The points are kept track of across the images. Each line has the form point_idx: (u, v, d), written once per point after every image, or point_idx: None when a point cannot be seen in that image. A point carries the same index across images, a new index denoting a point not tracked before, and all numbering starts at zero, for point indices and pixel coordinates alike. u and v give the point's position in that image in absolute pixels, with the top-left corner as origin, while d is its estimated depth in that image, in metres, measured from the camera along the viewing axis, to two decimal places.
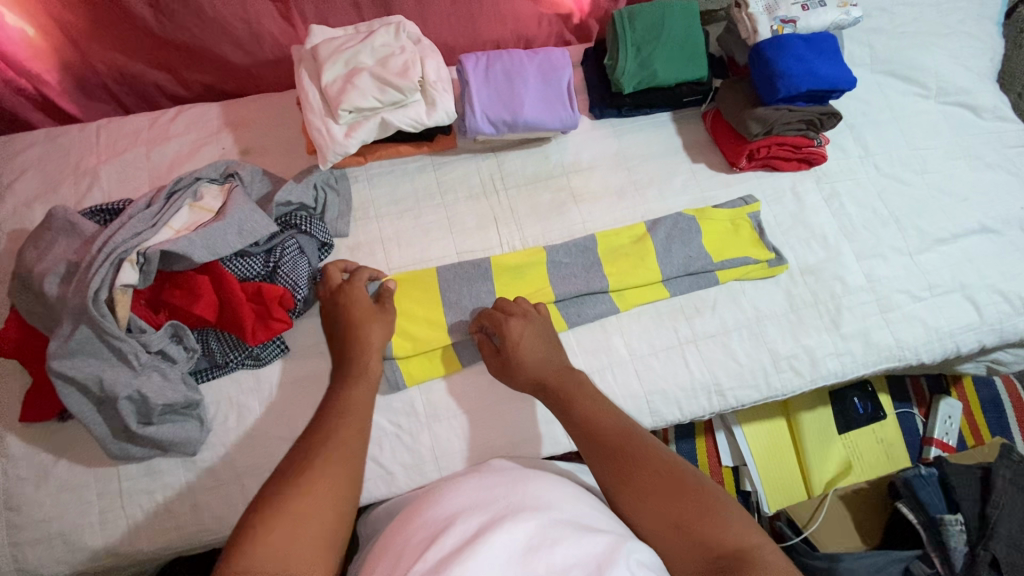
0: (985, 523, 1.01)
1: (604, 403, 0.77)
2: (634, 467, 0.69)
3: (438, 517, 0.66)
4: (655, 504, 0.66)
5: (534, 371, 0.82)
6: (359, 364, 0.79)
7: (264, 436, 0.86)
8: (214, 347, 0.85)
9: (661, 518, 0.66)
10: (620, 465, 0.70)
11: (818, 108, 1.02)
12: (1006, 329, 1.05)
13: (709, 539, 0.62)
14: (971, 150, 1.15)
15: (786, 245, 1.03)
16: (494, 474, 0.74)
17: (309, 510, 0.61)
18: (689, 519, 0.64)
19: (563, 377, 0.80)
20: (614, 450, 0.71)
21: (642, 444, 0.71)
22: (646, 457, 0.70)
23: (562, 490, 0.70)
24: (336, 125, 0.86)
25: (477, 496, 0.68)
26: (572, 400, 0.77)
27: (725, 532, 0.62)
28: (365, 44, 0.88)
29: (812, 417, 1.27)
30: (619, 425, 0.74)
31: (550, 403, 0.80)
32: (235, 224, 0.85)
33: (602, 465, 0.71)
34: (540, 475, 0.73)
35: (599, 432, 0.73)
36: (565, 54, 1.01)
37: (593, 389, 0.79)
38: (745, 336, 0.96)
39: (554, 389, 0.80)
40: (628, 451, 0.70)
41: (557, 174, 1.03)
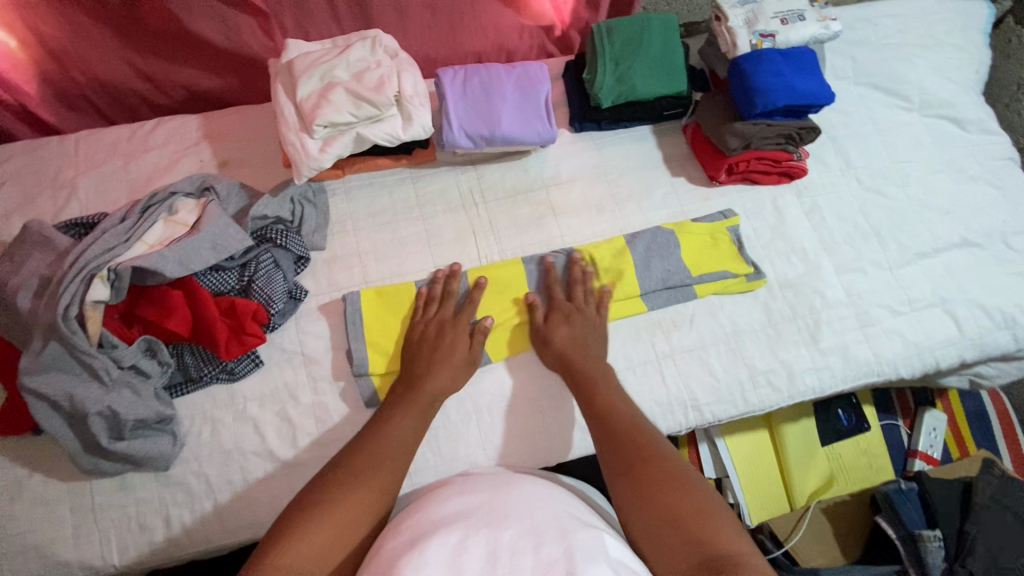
0: (964, 539, 1.01)
1: (625, 400, 0.83)
2: (644, 455, 0.73)
3: (416, 522, 0.65)
4: (655, 496, 0.69)
5: (567, 348, 0.88)
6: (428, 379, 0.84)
7: (237, 451, 0.85)
8: (189, 361, 0.86)
9: (655, 508, 0.68)
10: (630, 453, 0.74)
11: (797, 123, 1.01)
12: (986, 343, 1.04)
13: (699, 538, 0.64)
14: (954, 163, 1.15)
15: (766, 259, 1.03)
16: (484, 477, 0.74)
17: (337, 524, 0.66)
18: (685, 516, 0.66)
19: (595, 359, 0.87)
20: (628, 439, 0.76)
21: (653, 444, 0.75)
22: (655, 452, 0.74)
23: (547, 493, 0.69)
24: (311, 140, 0.86)
25: (463, 498, 0.68)
26: (597, 391, 0.83)
27: (717, 535, 0.64)
28: (341, 58, 0.88)
29: (796, 429, 1.26)
30: (633, 423, 0.78)
31: (575, 387, 0.85)
32: (209, 238, 0.84)
33: (614, 453, 0.75)
34: (525, 479, 0.73)
35: (616, 421, 0.79)
36: (543, 67, 1.01)
37: (618, 388, 0.84)
38: (722, 351, 0.96)
39: (587, 372, 0.85)
40: (640, 444, 0.75)
41: (536, 187, 1.03)
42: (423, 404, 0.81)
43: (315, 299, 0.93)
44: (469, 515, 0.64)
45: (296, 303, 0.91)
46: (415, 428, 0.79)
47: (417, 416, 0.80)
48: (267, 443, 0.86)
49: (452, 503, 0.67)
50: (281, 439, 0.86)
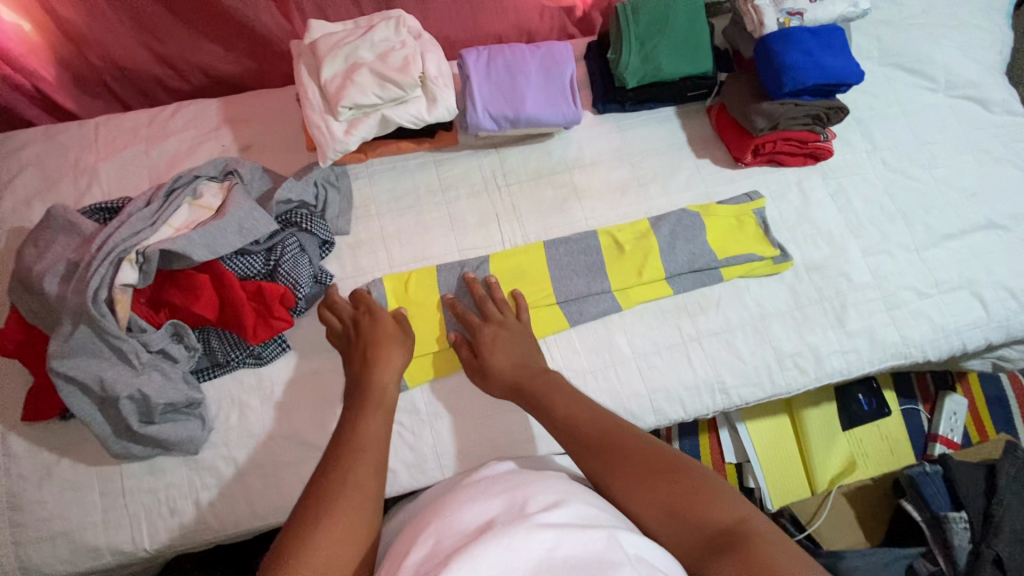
0: (989, 520, 1.00)
1: (579, 396, 0.75)
2: (620, 449, 0.67)
3: (436, 525, 0.61)
4: (646, 487, 0.64)
5: (505, 374, 0.82)
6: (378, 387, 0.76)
7: (266, 436, 0.85)
8: (215, 346, 0.85)
9: (651, 504, 0.63)
10: (599, 459, 0.67)
11: (825, 103, 1.00)
12: (1013, 325, 1.04)
13: (704, 519, 0.60)
14: (979, 145, 1.14)
15: (791, 242, 1.02)
16: (492, 480, 0.69)
17: (337, 541, 0.58)
18: (682, 500, 0.62)
19: (531, 378, 0.80)
20: (594, 442, 0.69)
21: (623, 433, 0.69)
22: (627, 445, 0.68)
23: (563, 487, 0.65)
24: (336, 121, 0.85)
25: (472, 505, 0.63)
26: (547, 397, 0.76)
27: (720, 511, 0.61)
28: (365, 39, 0.87)
29: (817, 414, 1.25)
30: (598, 418, 0.72)
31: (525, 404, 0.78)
32: (235, 221, 0.84)
33: (585, 458, 0.68)
34: (543, 479, 0.67)
35: (577, 425, 0.71)
36: (567, 48, 0.99)
37: (566, 384, 0.78)
38: (749, 334, 0.95)
39: (528, 386, 0.79)
40: (609, 442, 0.68)
41: (559, 171, 1.02)
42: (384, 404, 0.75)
43: (340, 283, 0.93)
44: (481, 526, 0.58)
45: (322, 288, 0.91)
46: (382, 426, 0.72)
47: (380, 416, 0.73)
48: (296, 427, 0.86)
49: (462, 510, 0.62)
50: (309, 423, 0.86)
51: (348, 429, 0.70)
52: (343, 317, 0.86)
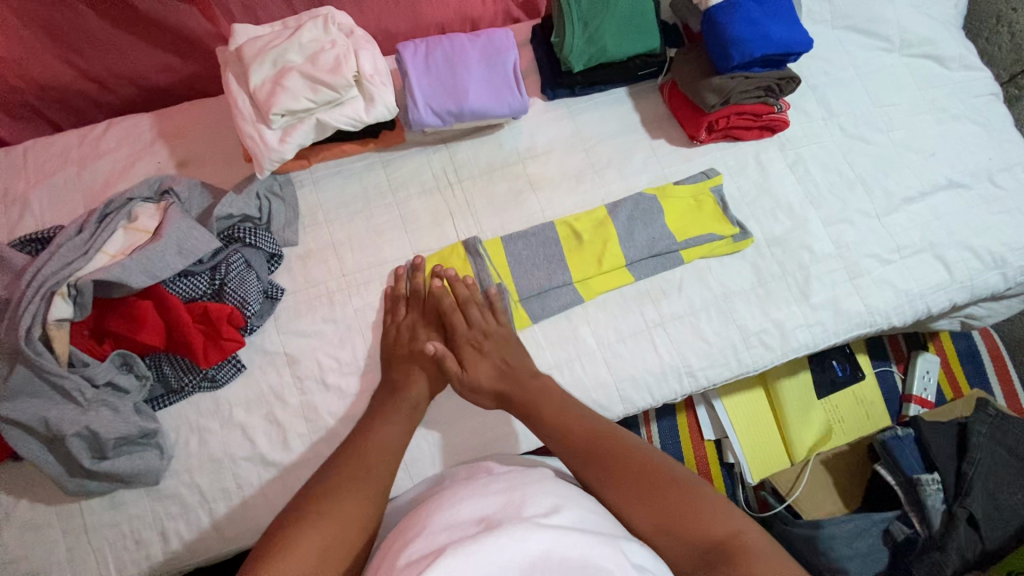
0: (962, 480, 1.02)
1: (571, 400, 0.81)
2: (615, 463, 0.72)
3: (425, 525, 0.61)
4: (638, 500, 0.69)
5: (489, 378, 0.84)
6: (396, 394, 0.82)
7: (227, 459, 0.83)
8: (168, 372, 0.83)
9: (636, 511, 0.68)
10: (592, 462, 0.73)
11: (776, 73, 0.98)
12: (976, 285, 1.04)
13: (685, 529, 0.65)
14: (937, 103, 1.12)
15: (751, 217, 1.00)
16: (489, 479, 0.70)
17: (338, 523, 0.66)
18: (672, 511, 0.67)
19: (524, 381, 0.83)
20: (593, 457, 0.73)
21: (618, 447, 0.74)
22: (621, 454, 0.73)
23: (562, 491, 0.66)
24: (269, 130, 0.82)
25: (459, 506, 0.63)
26: (543, 409, 0.79)
27: (708, 525, 0.65)
28: (293, 41, 0.83)
29: (791, 384, 1.26)
30: (594, 431, 0.76)
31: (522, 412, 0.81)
32: (174, 243, 0.81)
33: (584, 469, 0.73)
34: (540, 482, 0.68)
35: (572, 430, 0.77)
36: (508, 34, 0.96)
37: (561, 395, 0.81)
38: (713, 315, 0.95)
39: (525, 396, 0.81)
40: (605, 457, 0.73)
41: (512, 162, 1.00)
42: (410, 410, 0.82)
43: (293, 297, 0.90)
44: (479, 525, 0.59)
45: (273, 303, 0.88)
46: (405, 430, 0.80)
47: (408, 417, 0.81)
48: (257, 448, 0.84)
49: (453, 510, 0.62)
50: (272, 443, 0.84)
51: (367, 424, 0.79)
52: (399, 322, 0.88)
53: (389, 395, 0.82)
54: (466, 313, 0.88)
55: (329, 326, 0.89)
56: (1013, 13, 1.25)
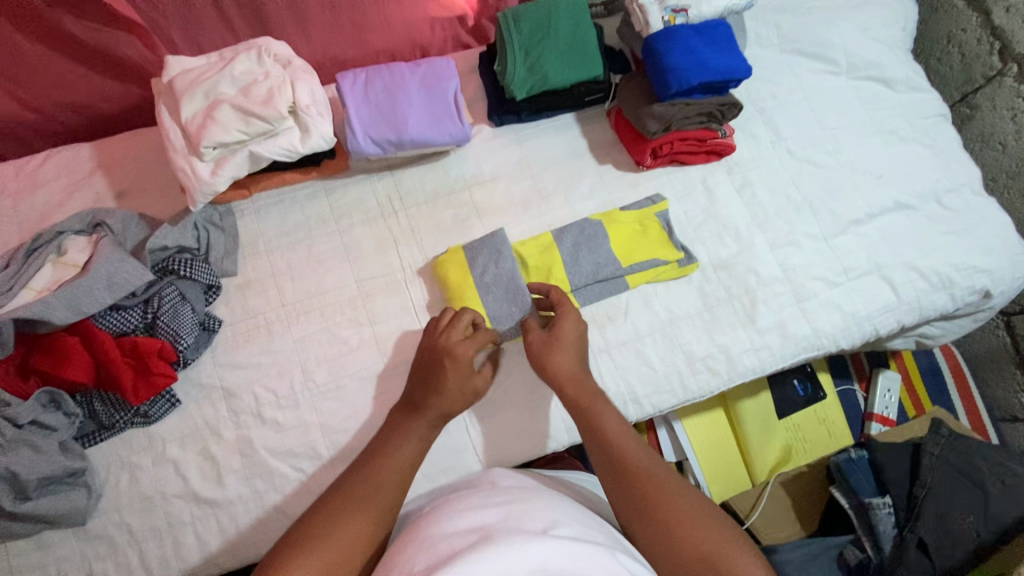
0: (912, 503, 1.02)
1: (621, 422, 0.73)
2: (658, 489, 0.65)
3: (430, 535, 0.59)
4: (678, 540, 0.60)
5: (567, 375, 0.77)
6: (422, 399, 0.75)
7: (159, 497, 0.82)
8: (98, 409, 0.81)
9: (678, 550, 0.59)
10: (634, 485, 0.65)
11: (717, 100, 0.98)
12: (924, 306, 1.04)
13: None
14: (884, 125, 1.13)
15: (698, 242, 1.00)
16: (493, 493, 0.69)
17: (340, 536, 0.61)
18: (712, 554, 0.58)
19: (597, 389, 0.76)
20: (638, 477, 0.66)
21: (664, 474, 0.67)
22: (667, 489, 0.65)
23: (563, 509, 0.65)
24: (201, 162, 0.81)
25: (452, 518, 0.61)
26: (598, 414, 0.73)
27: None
28: (224, 73, 0.82)
29: (753, 405, 1.24)
30: (642, 451, 0.69)
31: (577, 414, 0.75)
32: (103, 277, 0.79)
33: (623, 491, 0.66)
34: (539, 498, 0.66)
35: (621, 449, 0.69)
36: (450, 63, 0.96)
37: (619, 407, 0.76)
38: (659, 340, 0.94)
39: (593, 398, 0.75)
40: (648, 478, 0.66)
41: (458, 188, 0.99)
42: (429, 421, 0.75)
43: (230, 328, 0.89)
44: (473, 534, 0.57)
45: (210, 335, 0.87)
46: (421, 442, 0.73)
47: (427, 429, 0.74)
48: (190, 485, 0.82)
49: (452, 521, 0.60)
50: (206, 479, 0.83)
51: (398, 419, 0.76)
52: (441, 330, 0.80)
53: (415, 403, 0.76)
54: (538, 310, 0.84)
55: (266, 358, 0.88)
56: (962, 33, 1.27)
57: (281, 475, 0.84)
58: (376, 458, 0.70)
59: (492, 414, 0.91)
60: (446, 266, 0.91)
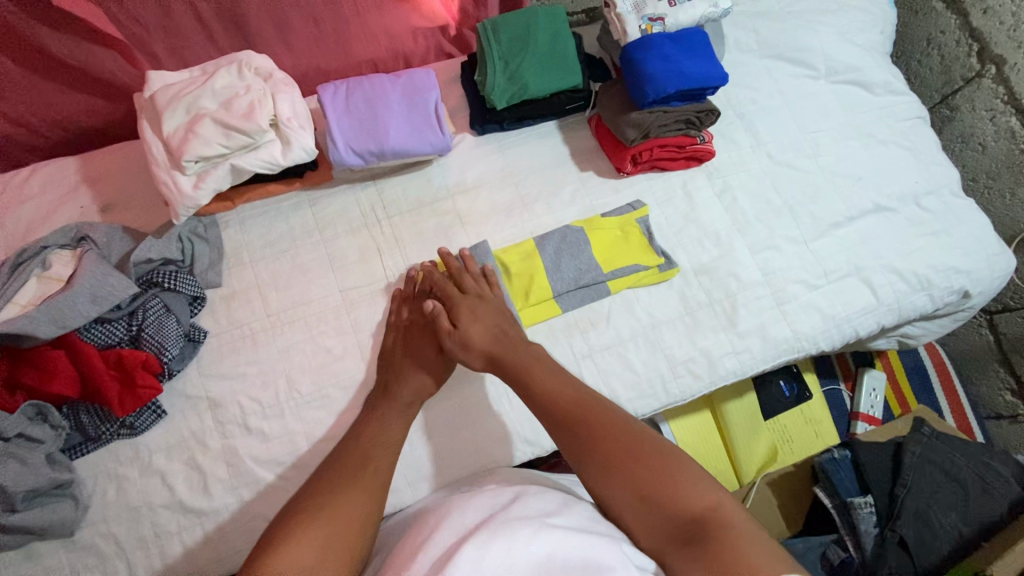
0: (893, 502, 1.03)
1: (559, 370, 0.78)
2: (598, 430, 0.70)
3: (442, 528, 0.63)
4: (621, 476, 0.67)
5: (483, 345, 0.82)
6: (396, 387, 0.83)
7: (146, 508, 0.83)
8: (85, 421, 0.82)
9: (623, 481, 0.66)
10: (579, 435, 0.70)
11: (695, 107, 1.00)
12: (904, 307, 1.05)
13: (673, 504, 0.64)
14: (863, 128, 1.15)
15: (679, 246, 1.01)
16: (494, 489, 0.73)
17: (342, 515, 0.66)
18: (650, 485, 0.65)
19: (515, 351, 0.81)
20: (577, 422, 0.71)
21: (601, 415, 0.72)
22: (606, 429, 0.70)
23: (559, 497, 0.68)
24: (184, 176, 0.82)
25: (453, 515, 0.65)
26: (530, 371, 0.78)
27: (688, 497, 0.64)
28: (205, 87, 0.83)
29: (738, 406, 1.26)
30: (577, 397, 0.74)
31: (507, 376, 0.79)
32: (86, 291, 0.80)
33: (566, 439, 0.71)
34: (539, 490, 0.71)
35: (556, 401, 0.74)
36: (431, 74, 0.97)
37: (546, 359, 0.80)
38: (640, 345, 0.96)
39: (514, 363, 0.79)
40: (588, 421, 0.71)
41: (441, 197, 1.00)
42: (404, 400, 0.82)
43: (216, 339, 0.90)
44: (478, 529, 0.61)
45: (195, 346, 0.88)
46: (403, 426, 0.80)
47: (404, 412, 0.81)
48: (177, 496, 0.83)
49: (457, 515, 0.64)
50: (193, 490, 0.84)
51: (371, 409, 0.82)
52: (405, 314, 0.90)
53: (385, 390, 0.84)
54: (460, 283, 0.89)
55: (251, 368, 0.88)
56: (941, 35, 1.28)
57: (267, 484, 0.85)
58: (368, 442, 0.76)
59: (476, 421, 0.92)
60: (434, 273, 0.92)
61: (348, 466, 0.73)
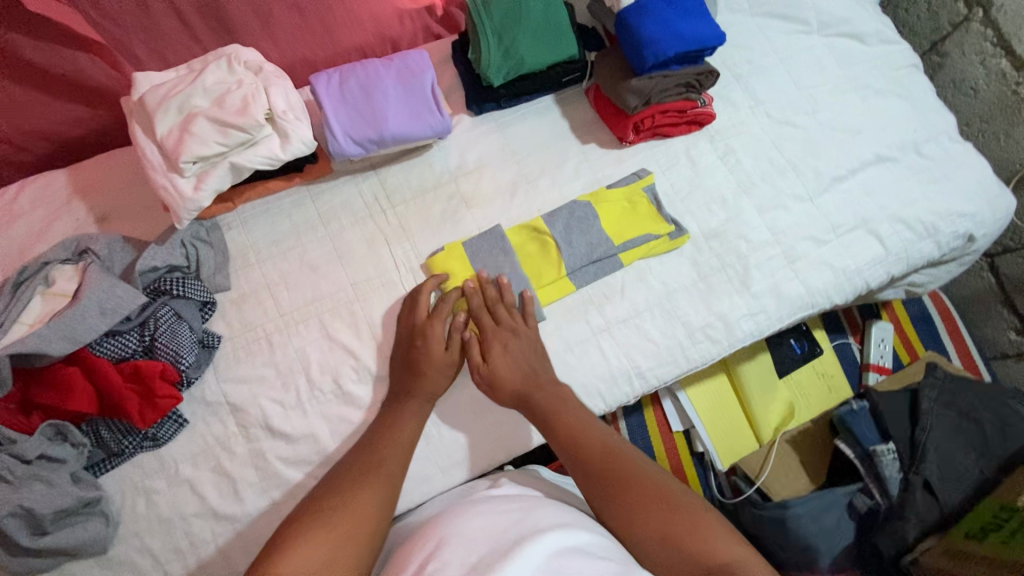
0: (914, 448, 1.04)
1: (586, 414, 0.83)
2: (622, 475, 0.74)
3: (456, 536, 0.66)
4: (644, 523, 0.70)
5: (515, 382, 0.85)
6: (404, 389, 0.84)
7: (178, 518, 0.82)
8: (106, 436, 0.80)
9: (646, 528, 0.69)
10: (604, 480, 0.74)
11: (694, 69, 0.99)
12: (912, 255, 1.06)
13: (697, 552, 0.65)
14: (859, 80, 1.14)
15: (686, 213, 1.01)
16: (507, 500, 0.76)
17: (348, 524, 0.68)
18: (673, 532, 0.68)
19: (546, 387, 0.85)
20: (601, 465, 0.76)
21: (626, 461, 0.76)
22: (630, 475, 0.74)
23: (568, 513, 0.72)
24: (183, 178, 0.80)
25: (467, 524, 0.68)
26: (557, 411, 0.82)
27: (712, 546, 0.66)
28: (196, 85, 0.81)
29: (752, 367, 1.26)
30: (602, 442, 0.78)
31: (534, 415, 0.84)
32: (95, 304, 0.79)
33: (590, 482, 0.76)
34: (549, 505, 0.74)
35: (583, 443, 0.78)
36: (424, 55, 0.95)
37: (572, 399, 0.84)
38: (657, 315, 0.95)
39: (541, 399, 0.83)
40: (613, 465, 0.75)
41: (444, 181, 0.99)
42: (421, 408, 0.83)
43: (230, 343, 0.88)
44: (493, 539, 0.65)
45: (210, 351, 0.86)
46: (417, 425, 0.82)
47: (420, 411, 0.83)
48: (208, 504, 0.82)
49: (472, 523, 0.68)
50: (223, 496, 0.83)
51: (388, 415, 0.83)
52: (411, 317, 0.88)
53: (398, 395, 0.84)
54: (496, 313, 0.89)
55: (270, 370, 0.87)
56: None
57: (298, 484, 0.85)
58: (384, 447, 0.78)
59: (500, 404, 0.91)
60: (446, 261, 0.92)
61: (362, 475, 0.74)
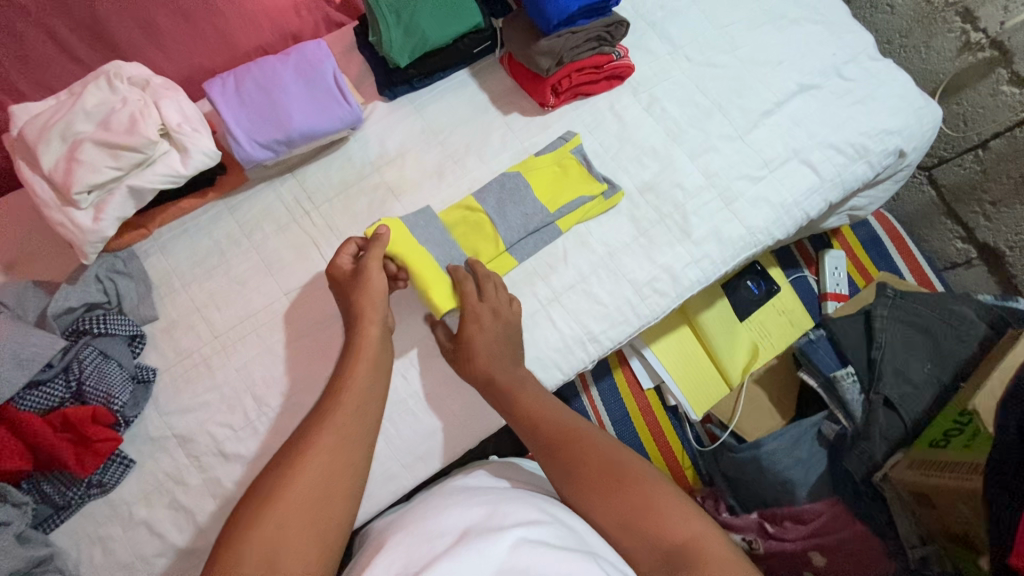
0: (872, 366, 1.07)
1: (543, 396, 0.80)
2: (580, 452, 0.72)
3: (425, 540, 0.64)
4: (604, 503, 0.68)
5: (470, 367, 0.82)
6: (359, 322, 0.78)
7: (139, 559, 0.79)
8: (49, 490, 0.77)
9: (608, 507, 0.68)
10: (561, 460, 0.73)
11: (603, 21, 0.97)
12: (846, 179, 1.06)
13: (654, 533, 0.64)
14: (774, 11, 1.13)
15: (619, 169, 1.00)
16: (476, 493, 0.74)
17: (326, 454, 0.63)
18: (631, 514, 0.66)
19: (499, 372, 0.81)
20: (556, 444, 0.74)
21: (585, 438, 0.73)
22: (591, 450, 0.72)
23: (534, 504, 0.70)
24: (80, 211, 0.76)
25: (434, 524, 0.67)
26: (515, 393, 0.80)
27: (669, 527, 0.64)
28: (76, 109, 0.76)
29: (713, 314, 1.27)
30: (562, 421, 0.76)
31: (493, 395, 0.81)
32: (9, 356, 0.74)
33: (548, 461, 0.74)
34: (522, 496, 0.72)
35: (542, 423, 0.77)
36: (321, 44, 0.91)
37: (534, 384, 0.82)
38: (603, 276, 0.94)
39: (498, 379, 0.81)
40: (571, 444, 0.73)
41: (367, 173, 0.95)
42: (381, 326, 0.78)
43: (167, 374, 0.84)
44: (454, 537, 0.64)
45: (146, 386, 0.83)
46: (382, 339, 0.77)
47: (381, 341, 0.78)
48: (168, 541, 0.80)
49: (438, 523, 0.67)
50: (182, 530, 0.80)
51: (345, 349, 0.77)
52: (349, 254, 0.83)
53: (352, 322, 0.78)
54: (483, 288, 0.85)
55: (213, 395, 0.84)
56: None
57: None
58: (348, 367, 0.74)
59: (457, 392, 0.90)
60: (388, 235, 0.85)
61: (329, 407, 0.68)
